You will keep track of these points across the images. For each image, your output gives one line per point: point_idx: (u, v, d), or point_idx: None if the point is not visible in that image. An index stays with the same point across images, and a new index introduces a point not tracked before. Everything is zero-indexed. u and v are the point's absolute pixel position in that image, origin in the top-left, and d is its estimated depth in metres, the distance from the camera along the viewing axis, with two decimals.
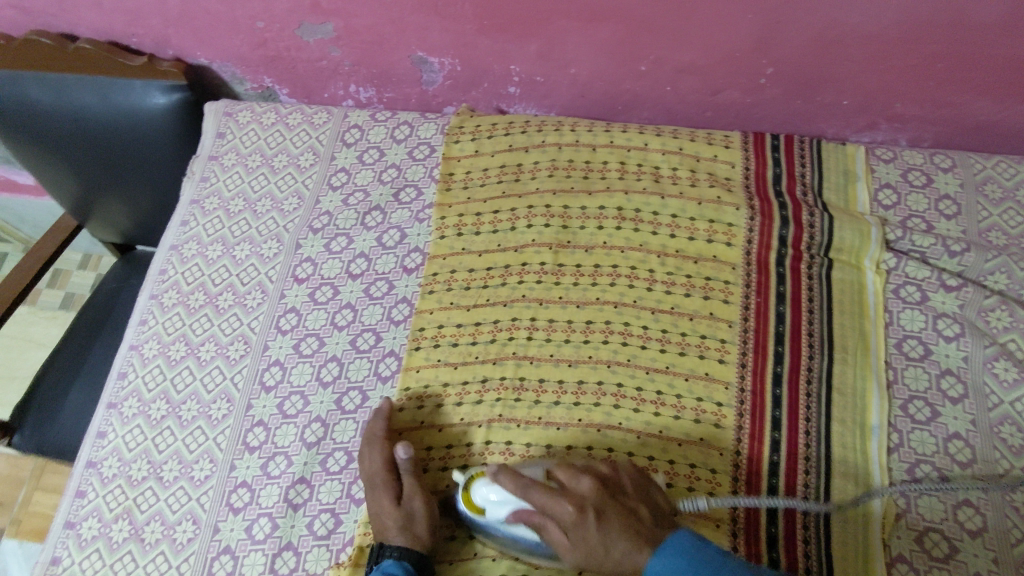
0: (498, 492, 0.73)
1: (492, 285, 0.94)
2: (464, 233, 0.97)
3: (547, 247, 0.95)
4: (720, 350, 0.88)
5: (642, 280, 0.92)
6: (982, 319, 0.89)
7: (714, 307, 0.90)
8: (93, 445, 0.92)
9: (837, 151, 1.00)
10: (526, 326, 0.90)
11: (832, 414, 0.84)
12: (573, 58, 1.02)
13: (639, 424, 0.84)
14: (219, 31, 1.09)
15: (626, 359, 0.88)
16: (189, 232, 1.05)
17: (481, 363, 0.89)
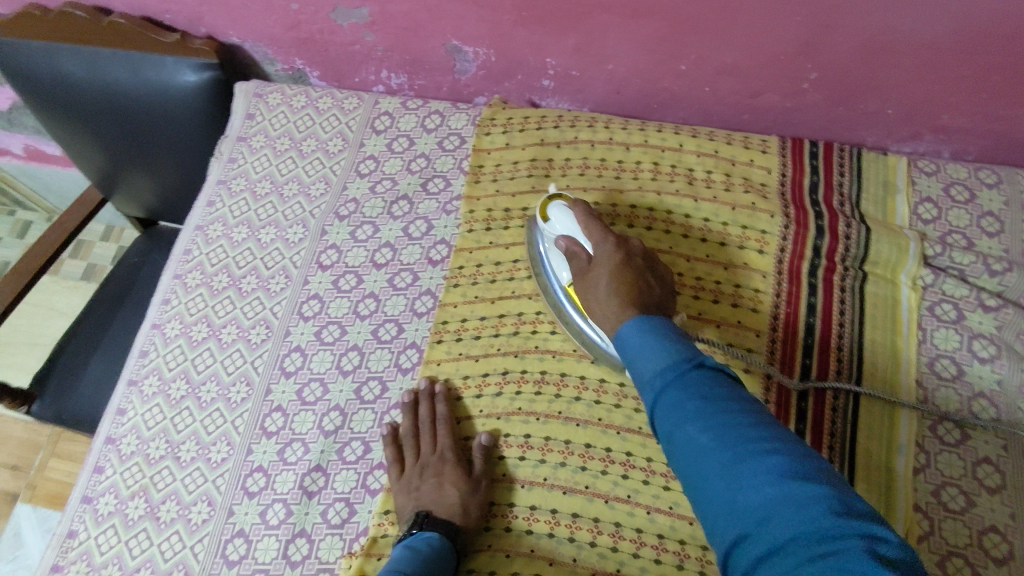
0: (564, 217, 0.82)
1: (517, 278, 0.93)
2: (492, 227, 0.96)
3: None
4: (746, 360, 0.86)
5: (670, 284, 0.91)
6: (1021, 343, 0.85)
7: (742, 315, 0.89)
8: (112, 422, 0.92)
9: (878, 160, 0.97)
10: (550, 321, 0.90)
11: (858, 432, 0.82)
12: (611, 54, 1.00)
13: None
14: (254, 11, 1.08)
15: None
16: (215, 213, 1.04)
17: (503, 355, 0.89)
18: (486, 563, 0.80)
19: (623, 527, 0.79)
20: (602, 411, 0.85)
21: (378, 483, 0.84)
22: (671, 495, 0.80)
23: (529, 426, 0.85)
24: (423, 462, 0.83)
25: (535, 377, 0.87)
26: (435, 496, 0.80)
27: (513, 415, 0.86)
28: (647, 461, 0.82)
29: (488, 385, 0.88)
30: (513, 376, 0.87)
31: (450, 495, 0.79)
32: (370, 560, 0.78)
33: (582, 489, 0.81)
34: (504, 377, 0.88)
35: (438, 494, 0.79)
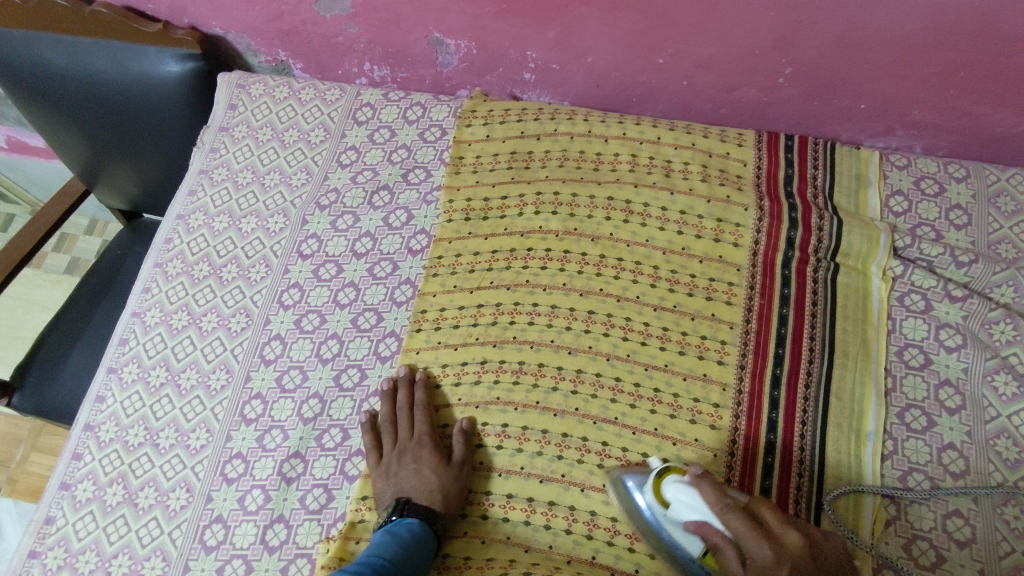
0: (693, 498, 0.71)
1: (496, 268, 0.94)
2: (472, 217, 0.97)
3: (553, 234, 0.95)
4: (719, 351, 0.87)
5: (646, 276, 0.92)
6: (986, 331, 0.88)
7: (717, 309, 0.90)
8: (91, 409, 0.92)
9: (850, 154, 0.99)
10: (528, 312, 0.90)
11: (829, 419, 0.84)
12: (590, 47, 1.01)
13: (635, 420, 0.84)
14: (236, 1, 1.09)
15: (625, 354, 0.87)
16: (196, 202, 1.05)
17: (481, 344, 0.89)
18: (461, 549, 0.81)
19: (598, 515, 0.80)
20: (579, 401, 0.85)
21: (355, 470, 0.85)
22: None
23: (506, 416, 0.85)
24: (403, 448, 0.84)
25: (513, 367, 0.87)
26: (414, 482, 0.81)
27: (490, 404, 0.86)
28: (622, 451, 0.83)
29: (466, 373, 0.88)
30: (491, 366, 0.88)
31: (429, 480, 0.80)
32: (349, 543, 0.79)
33: (558, 477, 0.82)
34: (481, 368, 0.88)
35: (417, 479, 0.81)
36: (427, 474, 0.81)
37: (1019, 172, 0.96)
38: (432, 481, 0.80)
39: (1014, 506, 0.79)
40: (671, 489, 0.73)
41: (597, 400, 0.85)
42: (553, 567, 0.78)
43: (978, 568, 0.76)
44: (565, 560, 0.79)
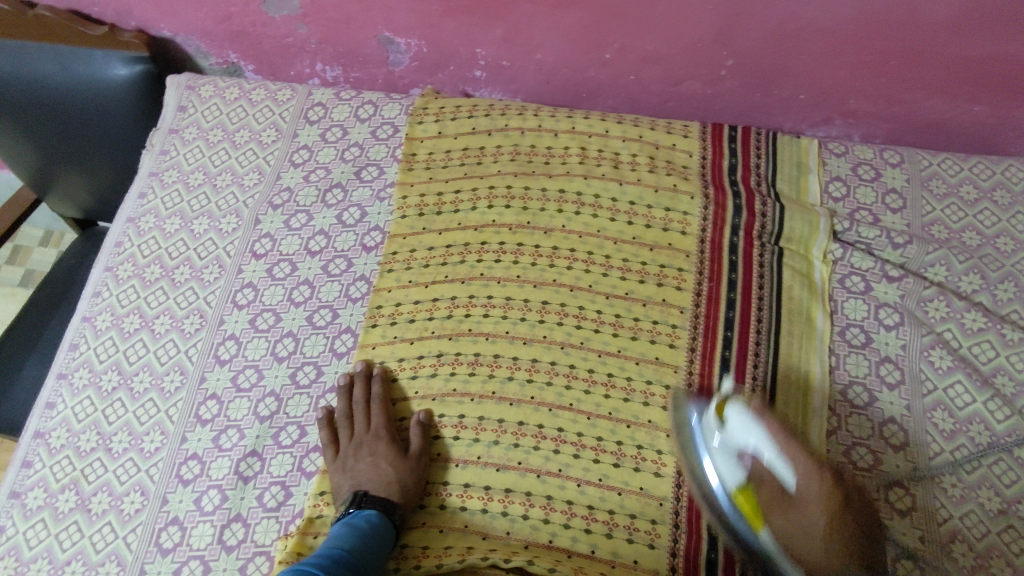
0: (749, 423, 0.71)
1: (450, 262, 0.94)
2: (425, 212, 0.98)
3: (506, 228, 0.96)
4: (671, 335, 0.89)
5: (598, 266, 0.93)
6: (921, 309, 0.91)
7: (668, 294, 0.91)
8: (41, 416, 0.91)
9: (791, 143, 1.02)
10: (483, 304, 0.91)
11: (776, 398, 0.86)
12: (538, 44, 1.03)
13: (590, 405, 0.86)
14: (183, 3, 1.08)
15: (579, 342, 0.89)
16: (147, 205, 1.04)
17: (437, 338, 0.90)
18: (419, 539, 0.81)
19: (554, 500, 0.82)
20: (535, 389, 0.87)
21: (313, 466, 0.85)
22: (600, 467, 0.83)
23: (462, 407, 0.86)
24: (359, 441, 0.84)
25: (469, 359, 0.88)
26: (371, 475, 0.81)
27: (447, 396, 0.87)
28: (578, 436, 0.84)
29: (422, 366, 0.89)
30: (447, 359, 0.89)
31: (385, 472, 0.81)
32: (307, 538, 0.79)
33: (515, 464, 0.83)
34: (438, 360, 0.89)
35: (374, 472, 0.81)
36: (384, 466, 0.81)
37: (950, 157, 1.01)
38: (389, 473, 0.81)
39: (951, 474, 0.82)
40: (732, 414, 0.73)
41: (552, 388, 0.87)
42: (511, 552, 0.79)
43: (919, 536, 0.79)
44: (524, 545, 0.80)
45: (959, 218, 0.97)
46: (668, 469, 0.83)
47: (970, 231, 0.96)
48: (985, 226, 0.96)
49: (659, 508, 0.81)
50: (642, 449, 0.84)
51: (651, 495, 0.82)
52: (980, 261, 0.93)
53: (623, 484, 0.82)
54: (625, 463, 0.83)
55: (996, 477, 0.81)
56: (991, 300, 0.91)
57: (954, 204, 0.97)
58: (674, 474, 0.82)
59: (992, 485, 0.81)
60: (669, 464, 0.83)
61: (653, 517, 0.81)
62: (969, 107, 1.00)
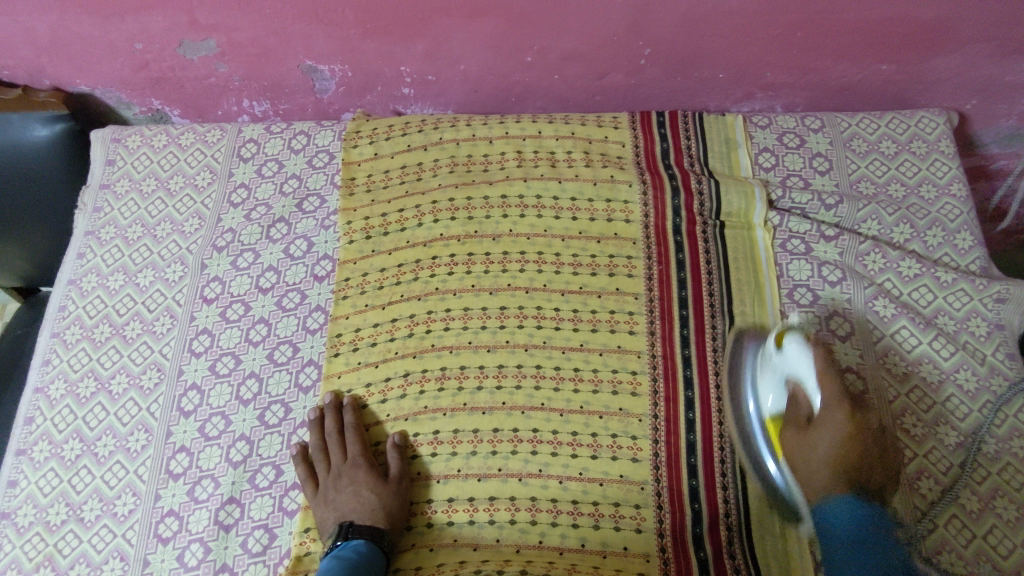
0: (800, 355, 0.80)
1: (404, 281, 0.95)
2: (372, 235, 0.98)
3: (455, 240, 0.97)
4: (629, 322, 0.91)
5: (550, 264, 0.95)
6: (860, 263, 0.95)
7: (621, 282, 0.94)
8: (4, 496, 0.88)
9: (717, 121, 1.06)
10: (443, 318, 0.92)
11: (738, 365, 0.89)
12: (460, 55, 1.05)
13: (560, 402, 0.87)
14: (96, 55, 1.06)
15: (542, 341, 0.90)
16: (87, 265, 1.02)
17: (401, 358, 0.90)
18: (411, 561, 0.81)
19: (539, 500, 0.83)
20: (505, 395, 0.87)
21: (294, 504, 0.85)
22: (579, 461, 0.84)
23: (435, 422, 0.87)
24: (337, 471, 0.84)
25: (437, 374, 0.89)
26: (355, 503, 0.81)
27: (420, 414, 0.87)
28: (553, 434, 0.85)
29: (390, 389, 0.89)
30: (414, 377, 0.89)
31: (367, 499, 0.81)
32: None
33: (495, 472, 0.84)
34: (405, 381, 0.89)
35: (356, 500, 0.81)
36: (366, 494, 0.81)
37: (867, 116, 1.05)
38: (371, 500, 0.81)
39: (911, 414, 0.86)
40: (790, 343, 0.81)
41: (522, 390, 0.88)
42: (504, 560, 0.80)
43: None
44: (515, 550, 0.81)
45: (883, 172, 1.01)
46: (644, 453, 0.84)
47: (895, 183, 1.00)
48: (908, 177, 1.01)
49: (641, 493, 0.83)
50: (616, 437, 0.85)
51: (632, 481, 0.83)
52: (907, 212, 0.98)
53: (603, 474, 0.84)
54: (602, 454, 0.84)
55: (950, 412, 0.86)
56: (923, 246, 0.96)
57: (877, 159, 1.02)
58: (651, 457, 0.84)
59: (947, 420, 0.85)
60: (645, 448, 0.85)
61: (637, 502, 0.82)
62: (877, 66, 1.05)
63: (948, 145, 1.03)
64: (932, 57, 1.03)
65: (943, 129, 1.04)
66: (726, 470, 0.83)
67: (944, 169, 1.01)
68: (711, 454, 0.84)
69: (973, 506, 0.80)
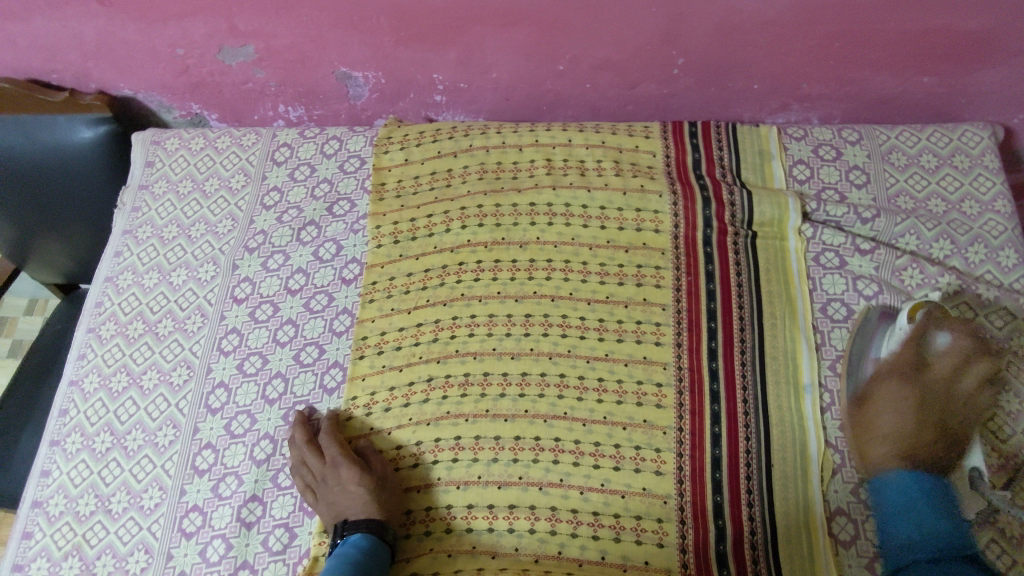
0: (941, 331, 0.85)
1: (431, 286, 0.95)
2: (400, 239, 0.99)
3: (482, 247, 0.97)
4: (656, 333, 0.90)
5: (577, 273, 0.94)
6: (897, 278, 0.92)
7: (648, 293, 0.93)
8: (37, 485, 0.90)
9: (751, 131, 1.04)
10: (468, 324, 0.92)
11: (767, 378, 0.87)
12: (492, 63, 1.05)
13: (583, 411, 0.86)
14: (140, 60, 1.09)
15: (567, 350, 0.90)
16: (123, 263, 1.04)
17: (426, 362, 0.90)
18: (428, 565, 0.81)
19: (559, 510, 0.82)
20: (528, 402, 0.87)
21: None
22: (601, 473, 0.83)
23: (457, 427, 0.86)
24: (323, 474, 0.84)
25: (461, 379, 0.88)
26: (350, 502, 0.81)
27: (442, 419, 0.87)
28: (575, 444, 0.84)
29: (414, 393, 0.89)
30: (438, 382, 0.89)
31: (357, 495, 0.81)
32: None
33: (516, 480, 0.83)
34: (427, 386, 0.89)
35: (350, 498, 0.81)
36: (354, 489, 0.82)
37: (907, 129, 1.03)
38: (362, 494, 0.81)
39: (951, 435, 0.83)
40: (925, 314, 0.86)
41: (545, 399, 0.87)
42: (522, 569, 0.79)
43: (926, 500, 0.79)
44: (534, 559, 0.80)
45: (923, 186, 0.98)
46: (668, 467, 0.83)
47: (935, 198, 0.97)
48: (949, 192, 0.98)
49: (664, 507, 0.81)
50: (640, 449, 0.84)
51: (654, 494, 0.82)
52: (948, 227, 0.95)
53: (625, 487, 0.82)
54: (624, 465, 0.83)
55: (991, 435, 0.82)
56: (964, 263, 0.93)
57: (917, 173, 0.99)
58: (675, 470, 0.83)
59: (988, 441, 0.82)
60: (669, 461, 0.83)
61: (659, 516, 0.81)
62: (918, 79, 1.03)
63: (992, 160, 0.99)
64: (977, 70, 1.00)
65: (987, 144, 1.00)
66: (751, 488, 0.82)
67: (988, 184, 0.97)
68: (737, 470, 0.82)
69: (1014, 532, 0.77)
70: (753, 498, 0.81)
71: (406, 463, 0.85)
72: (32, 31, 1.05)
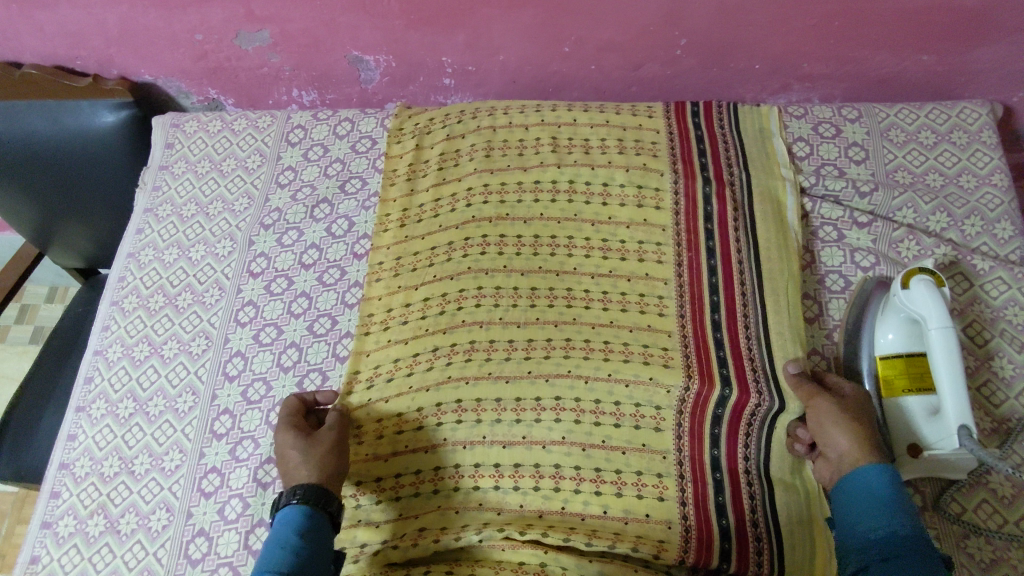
0: (924, 301, 0.78)
1: (437, 262, 0.98)
2: (407, 223, 1.02)
3: (486, 221, 1.00)
4: (659, 305, 0.92)
5: (580, 248, 0.97)
6: (894, 250, 0.94)
7: (650, 268, 0.95)
8: (64, 448, 0.95)
9: (751, 113, 1.06)
10: (473, 296, 0.94)
11: (774, 349, 0.88)
12: (500, 45, 1.08)
13: (589, 370, 0.88)
14: (160, 46, 1.14)
15: (572, 319, 0.92)
16: (145, 239, 1.09)
17: (432, 334, 0.92)
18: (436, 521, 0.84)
19: (562, 467, 0.84)
20: (532, 364, 0.89)
21: None
22: (601, 429, 0.85)
23: (457, 392, 0.88)
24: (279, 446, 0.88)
25: (468, 344, 0.91)
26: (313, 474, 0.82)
27: (443, 382, 0.89)
28: (575, 402, 0.87)
29: (417, 363, 0.91)
30: (443, 350, 0.91)
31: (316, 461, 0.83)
32: None
33: (519, 439, 0.86)
34: (433, 356, 0.91)
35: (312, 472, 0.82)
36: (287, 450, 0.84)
37: (906, 107, 1.05)
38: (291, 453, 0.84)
39: None
40: (919, 285, 0.80)
41: (549, 360, 0.89)
42: (526, 523, 0.83)
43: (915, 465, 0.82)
44: (538, 515, 0.84)
45: (921, 162, 1.00)
46: (667, 424, 0.85)
47: (933, 172, 0.99)
48: (947, 166, 0.99)
49: (664, 462, 0.84)
50: (640, 407, 0.86)
51: (654, 450, 0.84)
52: (945, 201, 0.96)
53: (625, 443, 0.85)
54: (624, 422, 0.86)
55: (985, 399, 0.84)
56: (961, 235, 0.94)
57: (915, 149, 1.01)
58: (674, 427, 0.85)
59: (983, 407, 0.84)
60: (668, 420, 0.86)
61: (659, 471, 0.83)
62: (918, 57, 1.05)
63: (989, 136, 1.01)
64: (975, 48, 1.02)
65: (985, 120, 1.02)
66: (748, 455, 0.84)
67: (985, 159, 0.99)
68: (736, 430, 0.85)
69: (1007, 492, 0.79)
70: (750, 463, 0.83)
71: (408, 426, 0.88)
72: (58, 18, 1.09)
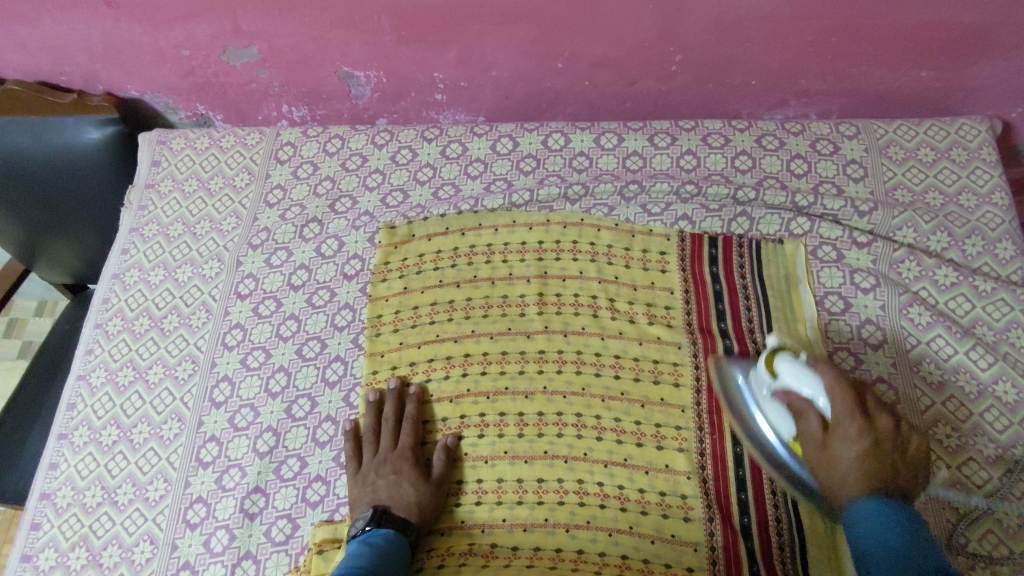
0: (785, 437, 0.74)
1: (434, 378, 0.90)
2: (401, 327, 0.94)
3: (486, 337, 0.92)
4: (673, 373, 0.88)
5: (589, 366, 0.89)
6: (894, 270, 0.93)
7: (661, 332, 0.91)
8: (46, 478, 0.92)
9: (776, 252, 0.96)
10: (477, 422, 0.87)
11: None
12: (492, 61, 1.06)
13: (607, 520, 0.81)
14: (146, 62, 1.12)
15: (580, 388, 0.88)
16: (130, 260, 1.06)
17: (437, 402, 0.89)
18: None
19: (586, 552, 0.79)
20: (546, 443, 0.85)
21: (317, 495, 0.86)
22: (629, 515, 0.81)
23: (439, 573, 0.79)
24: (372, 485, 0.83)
25: (473, 488, 0.84)
26: (392, 492, 0.81)
27: None
28: (598, 486, 0.82)
29: None
30: (453, 423, 0.87)
31: (407, 493, 0.81)
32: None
33: (541, 522, 0.81)
34: None
35: (394, 490, 0.81)
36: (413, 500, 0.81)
37: (905, 123, 1.03)
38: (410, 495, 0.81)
39: (944, 425, 0.83)
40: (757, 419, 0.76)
41: (563, 440, 0.85)
42: None
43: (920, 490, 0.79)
44: None
45: (921, 180, 0.99)
46: (696, 513, 0.80)
47: (933, 190, 0.98)
48: (947, 184, 0.98)
49: (695, 555, 0.78)
50: (648, 562, 0.78)
51: (684, 542, 0.79)
52: (945, 220, 0.95)
53: (654, 532, 0.80)
54: (651, 510, 0.81)
55: (989, 424, 0.83)
56: (961, 255, 0.93)
57: (914, 166, 1.00)
58: (704, 516, 0.80)
59: (984, 432, 0.82)
60: (696, 508, 0.81)
61: (690, 565, 0.78)
62: (916, 73, 1.03)
63: (989, 153, 0.99)
64: (974, 64, 1.00)
65: (984, 137, 1.01)
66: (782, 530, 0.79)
67: (985, 177, 0.98)
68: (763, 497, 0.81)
69: (1013, 522, 0.77)
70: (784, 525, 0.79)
71: None
72: (42, 34, 1.07)
